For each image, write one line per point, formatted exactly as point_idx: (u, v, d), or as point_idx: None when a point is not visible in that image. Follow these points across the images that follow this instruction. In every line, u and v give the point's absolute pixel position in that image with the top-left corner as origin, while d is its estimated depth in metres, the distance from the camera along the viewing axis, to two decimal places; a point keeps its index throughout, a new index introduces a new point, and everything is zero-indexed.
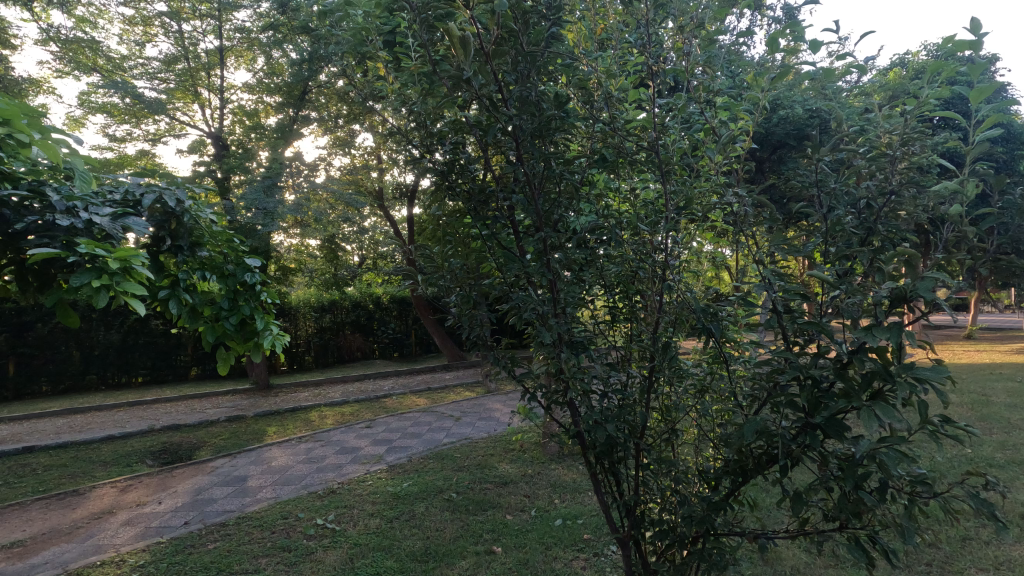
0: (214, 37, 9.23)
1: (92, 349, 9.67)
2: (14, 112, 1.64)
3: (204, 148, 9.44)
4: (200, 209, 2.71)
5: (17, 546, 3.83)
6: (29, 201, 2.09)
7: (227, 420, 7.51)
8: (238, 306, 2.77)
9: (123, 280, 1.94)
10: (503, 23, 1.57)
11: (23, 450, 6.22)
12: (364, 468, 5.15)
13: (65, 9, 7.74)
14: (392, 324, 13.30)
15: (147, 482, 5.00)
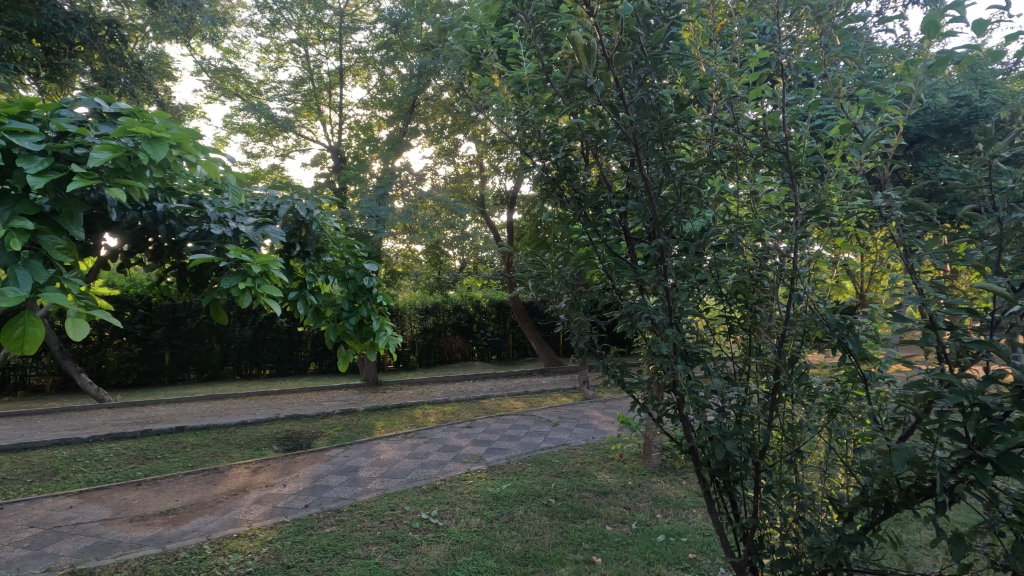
0: (336, 59, 10.01)
1: (230, 342, 10.87)
2: (188, 137, 1.74)
3: (325, 161, 10.27)
4: (327, 218, 2.96)
5: (171, 514, 4.37)
6: (190, 213, 2.39)
7: (340, 413, 8.08)
8: (356, 308, 2.94)
9: (263, 283, 2.16)
10: (626, 28, 1.55)
11: (175, 430, 7.12)
12: (465, 467, 5.30)
13: (215, 42, 8.79)
14: (491, 327, 13.61)
15: (274, 466, 5.51)
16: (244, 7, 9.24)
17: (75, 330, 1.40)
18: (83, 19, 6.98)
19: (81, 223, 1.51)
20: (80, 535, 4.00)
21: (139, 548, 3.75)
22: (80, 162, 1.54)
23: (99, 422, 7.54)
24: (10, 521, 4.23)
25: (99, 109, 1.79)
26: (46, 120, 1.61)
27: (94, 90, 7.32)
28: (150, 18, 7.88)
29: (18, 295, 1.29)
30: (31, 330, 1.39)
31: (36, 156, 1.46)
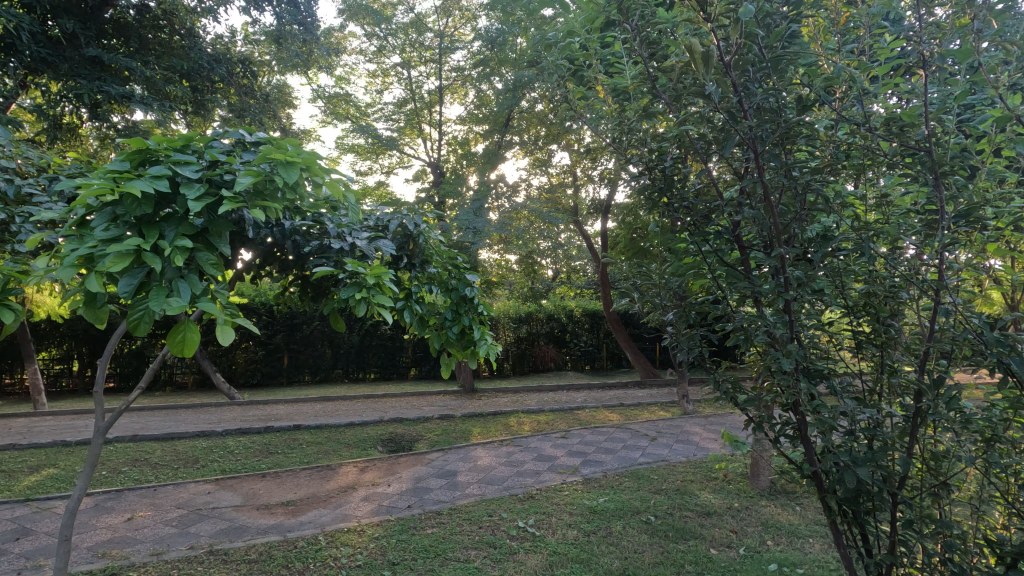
0: (435, 79, 10.49)
1: (339, 348, 11.69)
2: (315, 161, 1.87)
3: (425, 176, 10.77)
4: (431, 231, 3.12)
5: (291, 505, 4.76)
6: (312, 229, 2.60)
7: (439, 418, 8.38)
8: (459, 317, 3.03)
9: (376, 293, 2.30)
10: (746, 31, 1.51)
11: (293, 427, 7.76)
12: (561, 478, 5.27)
13: (329, 71, 9.57)
14: (584, 337, 13.48)
15: (379, 466, 5.83)
16: (354, 36, 9.98)
17: (224, 336, 1.57)
18: (222, 59, 7.93)
19: (227, 242, 1.70)
20: (216, 518, 4.47)
21: (264, 534, 4.12)
22: (228, 188, 1.74)
23: (230, 417, 8.39)
24: (162, 501, 4.82)
25: (242, 139, 2.00)
26: (202, 151, 1.83)
27: (230, 121, 8.24)
28: (276, 54, 8.75)
29: (179, 305, 1.48)
30: (190, 336, 1.58)
31: (193, 183, 1.67)
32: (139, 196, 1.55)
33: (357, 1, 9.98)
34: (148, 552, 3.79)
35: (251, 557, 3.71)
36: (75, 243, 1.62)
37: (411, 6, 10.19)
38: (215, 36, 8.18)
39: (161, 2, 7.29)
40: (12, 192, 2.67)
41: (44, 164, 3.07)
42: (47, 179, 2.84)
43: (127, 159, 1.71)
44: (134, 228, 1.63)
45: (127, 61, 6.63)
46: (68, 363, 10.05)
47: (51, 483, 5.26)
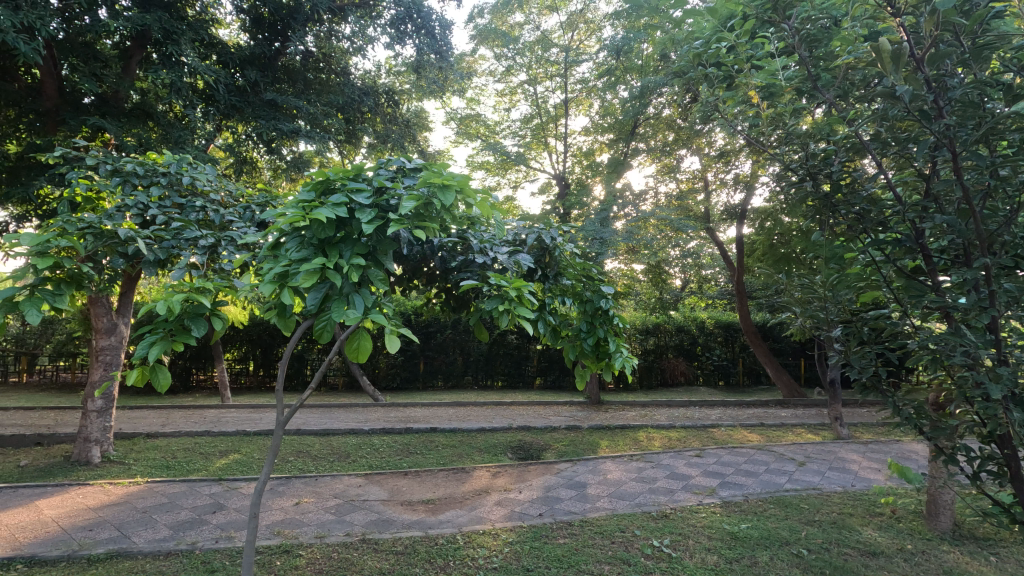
0: (561, 92, 10.64)
1: (470, 356, 12.25)
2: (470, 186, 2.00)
3: (551, 189, 10.93)
4: (566, 244, 3.17)
5: (431, 503, 5.06)
6: (456, 245, 2.75)
7: (566, 428, 8.40)
8: (594, 329, 3.01)
9: (518, 305, 2.38)
10: (940, 23, 1.54)
11: (430, 430, 8.27)
12: (697, 499, 5.01)
13: (461, 94, 10.17)
14: (718, 350, 12.76)
15: (510, 472, 5.98)
16: (484, 59, 10.47)
17: (391, 344, 1.72)
18: (370, 92, 8.80)
19: (392, 259, 1.89)
20: (367, 509, 4.90)
21: (409, 529, 4.42)
22: (393, 211, 1.92)
23: (374, 417, 9.15)
24: (322, 489, 5.39)
25: (403, 166, 2.20)
26: (370, 179, 2.04)
27: (376, 147, 9.11)
28: (415, 82, 9.48)
29: (355, 316, 1.68)
30: (362, 344, 1.77)
31: (365, 208, 1.87)
32: (323, 222, 1.78)
33: (487, 26, 10.46)
34: (312, 535, 4.26)
35: (399, 549, 4.02)
36: (272, 263, 1.89)
37: (537, 24, 10.49)
38: (363, 71, 9.07)
39: (320, 47, 8.27)
40: (218, 219, 3.20)
41: (239, 195, 3.63)
42: (244, 208, 3.37)
43: (313, 189, 1.96)
44: (318, 249, 1.86)
45: (295, 101, 7.61)
46: (245, 363, 11.66)
47: (236, 467, 6.13)
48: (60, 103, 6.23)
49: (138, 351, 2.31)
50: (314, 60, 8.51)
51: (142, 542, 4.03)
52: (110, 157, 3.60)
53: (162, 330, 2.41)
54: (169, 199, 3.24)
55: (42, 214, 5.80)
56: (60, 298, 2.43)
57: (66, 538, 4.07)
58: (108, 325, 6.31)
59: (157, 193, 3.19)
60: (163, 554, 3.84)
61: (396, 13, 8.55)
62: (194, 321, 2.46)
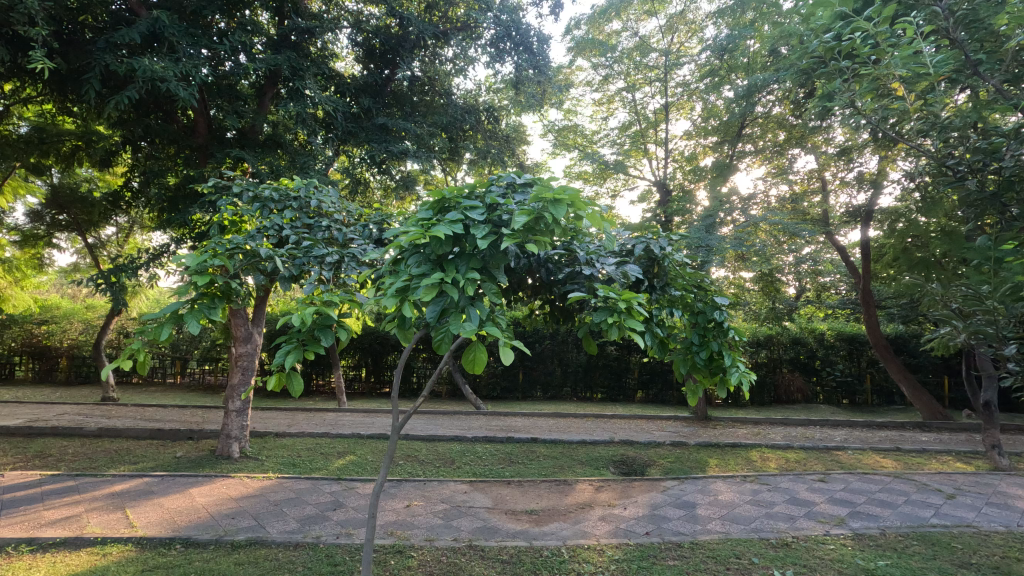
0: (661, 97, 10.37)
1: (568, 366, 12.18)
2: (581, 197, 2.00)
3: (651, 196, 10.63)
4: (676, 254, 3.07)
5: (535, 514, 5.07)
6: (563, 258, 2.75)
7: (671, 444, 8.08)
8: (707, 342, 2.89)
9: (628, 317, 2.33)
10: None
11: (531, 440, 8.32)
12: (823, 528, 4.59)
13: (558, 105, 10.25)
14: (841, 365, 11.66)
15: (614, 487, 5.85)
16: (582, 70, 10.48)
17: (505, 356, 1.75)
18: (472, 111, 9.15)
19: (505, 273, 1.94)
20: (473, 515, 5.02)
21: (514, 538, 4.46)
22: (506, 226, 1.97)
23: (477, 425, 9.38)
24: (431, 494, 5.61)
25: (513, 182, 2.24)
26: (482, 196, 2.11)
27: (476, 162, 9.46)
28: (513, 98, 9.70)
29: (472, 329, 1.73)
30: (479, 355, 1.82)
31: (479, 224, 1.93)
32: (441, 238, 1.85)
33: (585, 36, 10.45)
34: (423, 537, 4.43)
35: (504, 557, 4.07)
36: (393, 278, 2.01)
37: (635, 30, 10.33)
38: (465, 90, 9.44)
39: (426, 71, 8.76)
40: (341, 238, 3.46)
41: (358, 215, 3.91)
42: (363, 227, 3.63)
43: (431, 208, 2.06)
44: (436, 264, 1.94)
45: (403, 124, 8.07)
46: (359, 370, 12.48)
47: (353, 467, 6.56)
48: (209, 139, 7.13)
49: (276, 358, 2.56)
50: (420, 84, 9.01)
51: (275, 533, 4.43)
52: (251, 184, 4.03)
53: (295, 340, 2.64)
54: (300, 220, 3.57)
55: (196, 237, 6.64)
56: (214, 310, 2.74)
57: (214, 523, 4.57)
58: (246, 333, 7.05)
59: (290, 215, 3.52)
60: (293, 545, 4.19)
61: (495, 32, 8.81)
62: (323, 332, 2.68)
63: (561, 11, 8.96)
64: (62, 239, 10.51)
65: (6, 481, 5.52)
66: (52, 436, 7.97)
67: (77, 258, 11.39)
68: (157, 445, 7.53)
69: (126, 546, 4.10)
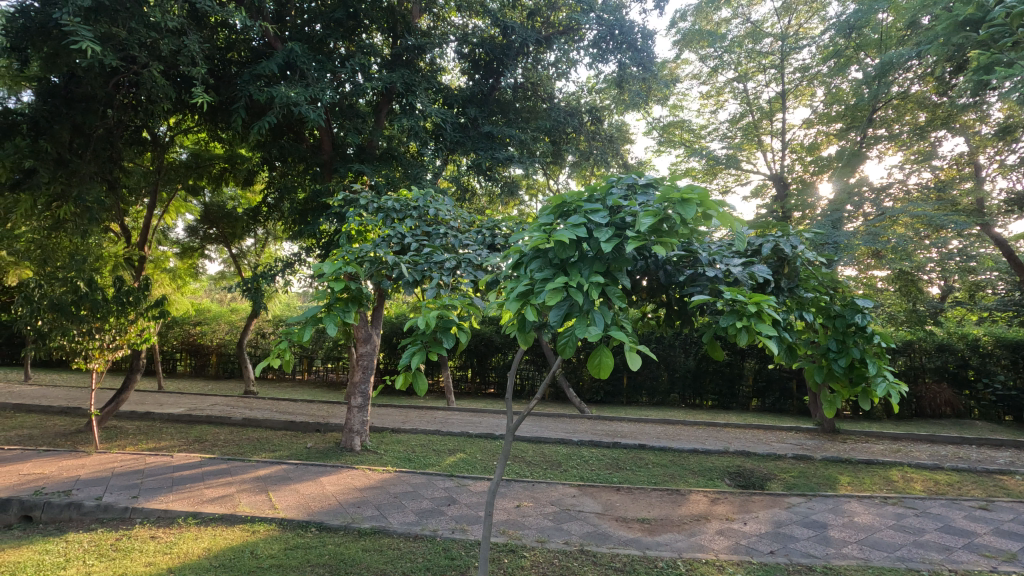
0: (777, 85, 9.69)
1: (675, 371, 11.71)
2: (709, 195, 1.92)
3: (766, 191, 9.94)
4: (809, 252, 2.85)
5: (647, 523, 4.93)
6: (684, 260, 2.65)
7: (794, 457, 7.49)
8: (847, 348, 2.65)
9: (759, 321, 2.19)
10: None
11: (639, 446, 8.11)
12: (988, 563, 4.01)
13: (662, 101, 9.94)
14: (1002, 377, 10.15)
15: (731, 500, 5.53)
16: (688, 63, 10.08)
17: (632, 361, 1.72)
18: (575, 113, 9.15)
19: (628, 276, 1.92)
20: (583, 520, 4.98)
21: (626, 546, 4.37)
22: (629, 228, 1.94)
23: (582, 429, 9.33)
24: (539, 495, 5.65)
25: (634, 183, 2.20)
26: (604, 198, 2.09)
27: (579, 164, 9.44)
28: (617, 97, 9.53)
29: (597, 333, 1.72)
30: (604, 360, 1.80)
31: (602, 227, 1.91)
32: (565, 242, 1.86)
33: (691, 28, 10.01)
34: (534, 538, 4.47)
35: (618, 565, 4.00)
36: (515, 282, 2.05)
37: (747, 16, 9.75)
38: (567, 93, 9.46)
39: (528, 78, 8.91)
40: (458, 244, 3.61)
41: (472, 221, 4.06)
42: (478, 233, 3.74)
43: (552, 213, 2.08)
44: (559, 269, 1.95)
45: (508, 130, 8.23)
46: (465, 371, 12.90)
47: (463, 465, 6.79)
48: (333, 155, 7.76)
49: (402, 359, 2.71)
50: (523, 91, 9.17)
51: (396, 523, 4.70)
52: (375, 197, 4.31)
53: (420, 342, 2.79)
54: (420, 228, 3.75)
55: (324, 246, 7.26)
56: (348, 314, 2.96)
57: (343, 511, 4.95)
58: (365, 335, 7.55)
59: (410, 224, 3.72)
60: (412, 537, 4.42)
61: (598, 32, 8.72)
62: (445, 334, 2.79)
63: (666, 4, 8.60)
64: (212, 251, 11.90)
65: (174, 461, 6.39)
66: (206, 423, 9.08)
67: (224, 267, 12.91)
68: (291, 435, 8.31)
69: (270, 525, 4.56)
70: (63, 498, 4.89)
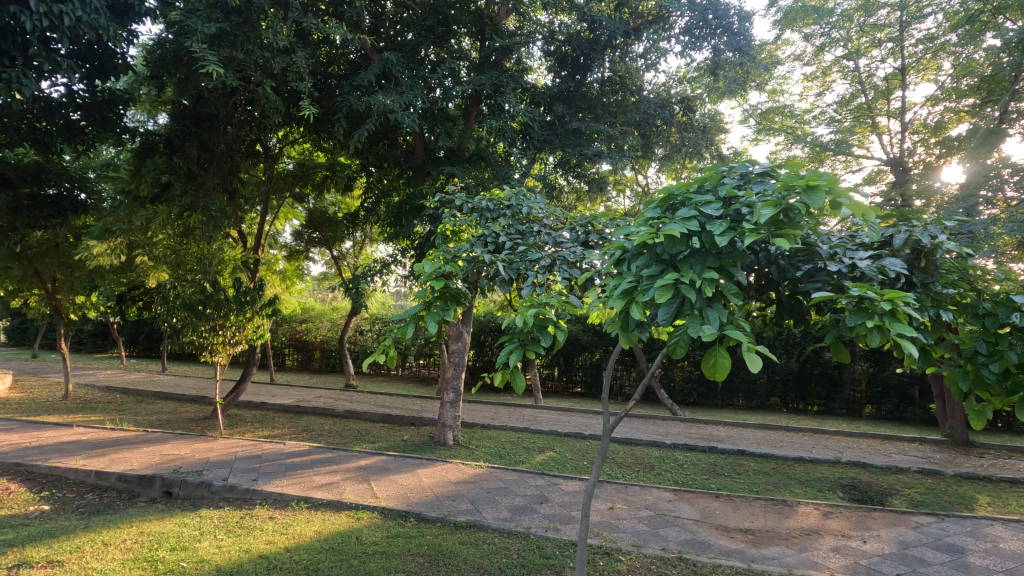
0: (895, 60, 8.79)
1: (776, 374, 10.98)
2: (841, 183, 1.77)
3: (882, 176, 9.05)
4: (950, 244, 2.55)
5: (751, 534, 4.65)
6: (802, 254, 2.47)
7: (920, 471, 6.76)
8: (1000, 352, 2.32)
9: (893, 320, 1.97)
10: None
11: (738, 452, 7.68)
12: None
13: (760, 87, 9.33)
14: None
15: (847, 515, 5.08)
16: (790, 43, 9.39)
17: (752, 363, 1.61)
18: (666, 104, 8.81)
19: (744, 271, 1.81)
20: (681, 527, 4.79)
21: (728, 557, 4.15)
22: (745, 220, 1.84)
23: (675, 432, 8.98)
24: (633, 498, 5.50)
25: (748, 172, 2.09)
26: (716, 189, 2.01)
27: (670, 157, 9.10)
28: (710, 84, 9.06)
29: (712, 332, 1.62)
30: (720, 361, 1.70)
31: (715, 219, 1.81)
32: (675, 236, 1.78)
33: (795, 5, 9.30)
34: (630, 542, 4.36)
35: None
36: (617, 279, 2.00)
37: None
38: (657, 84, 9.14)
39: (616, 71, 8.71)
40: (552, 242, 3.59)
41: (565, 218, 4.03)
42: (573, 231, 3.71)
43: (659, 206, 2.02)
44: (668, 265, 1.87)
45: (595, 126, 8.10)
46: (551, 369, 12.89)
47: (554, 464, 6.77)
48: (425, 159, 8.07)
49: (501, 357, 2.74)
50: (611, 86, 9.01)
51: (490, 518, 4.77)
52: (469, 197, 4.37)
53: (517, 339, 2.81)
54: (514, 227, 3.77)
55: (419, 246, 7.53)
56: (447, 312, 3.02)
57: (440, 503, 5.10)
58: (457, 332, 7.72)
59: (504, 223, 3.74)
60: (507, 533, 4.46)
61: (690, 19, 8.36)
62: (542, 332, 2.77)
63: None
64: (315, 253, 12.75)
65: (287, 448, 6.91)
66: (313, 414, 9.74)
67: (326, 269, 13.80)
68: (388, 428, 8.71)
69: (373, 514, 4.79)
70: (197, 477, 5.44)
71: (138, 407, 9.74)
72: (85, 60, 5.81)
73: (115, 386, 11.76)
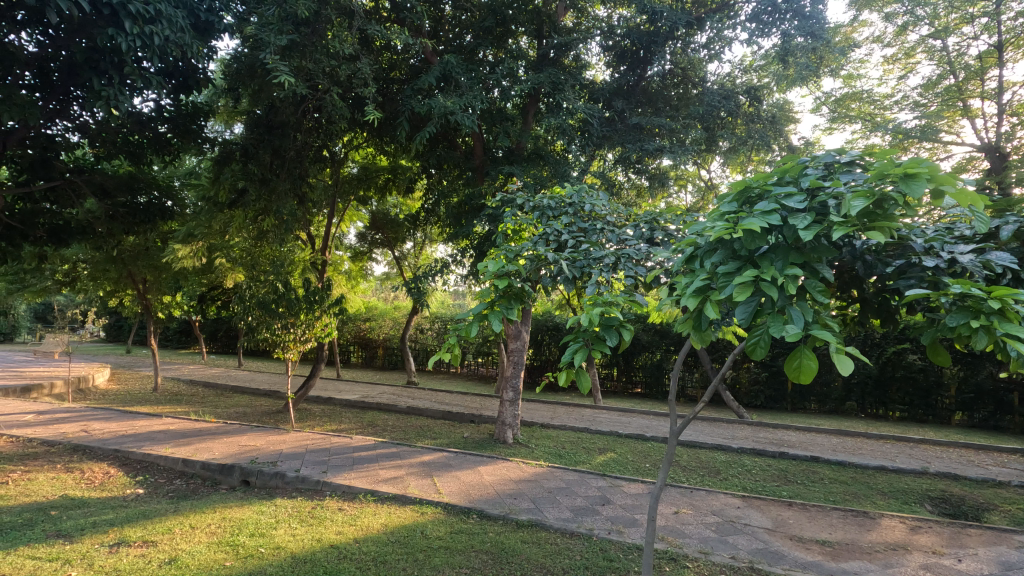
0: (991, 36, 8.07)
1: (852, 377, 10.33)
2: (945, 171, 1.64)
3: (974, 164, 8.34)
4: None
5: (829, 546, 4.39)
6: (893, 248, 2.30)
7: (1021, 486, 6.17)
8: None
9: (1004, 320, 1.78)
10: None
11: (811, 458, 7.29)
12: None
13: (834, 73, 8.83)
14: None
15: (938, 531, 4.70)
16: (868, 24, 8.82)
17: (843, 364, 1.50)
18: (732, 95, 8.49)
19: (831, 267, 1.70)
20: (751, 535, 4.59)
21: (804, 569, 3.93)
22: (831, 213, 1.73)
23: (742, 435, 8.64)
24: (699, 503, 5.33)
25: (833, 162, 1.98)
26: (798, 181, 1.90)
27: (735, 150, 8.77)
28: (779, 72, 8.65)
29: (797, 332, 1.53)
30: (806, 363, 1.60)
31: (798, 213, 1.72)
32: (754, 231, 1.69)
33: None
34: (697, 548, 4.22)
35: None
36: (689, 277, 1.93)
37: None
38: (721, 75, 8.82)
39: (678, 63, 8.48)
40: (616, 240, 3.52)
41: (629, 214, 3.94)
42: (638, 227, 3.62)
43: (735, 199, 1.93)
44: (745, 261, 1.79)
45: (657, 120, 7.90)
46: (610, 369, 12.70)
47: (615, 465, 6.67)
48: (484, 159, 8.14)
49: (565, 356, 2.70)
50: (671, 79, 8.78)
51: (552, 518, 4.75)
52: (530, 195, 4.34)
53: (582, 339, 2.77)
54: (576, 224, 3.71)
55: (478, 246, 7.61)
56: (511, 311, 3.01)
57: (501, 501, 5.13)
58: (516, 331, 7.74)
59: (566, 221, 3.69)
60: (569, 533, 4.43)
61: (758, 5, 8.01)
62: (608, 332, 2.72)
63: None
64: (378, 254, 13.15)
65: (354, 442, 7.16)
66: (376, 409, 10.06)
67: (388, 269, 14.22)
68: (448, 425, 8.86)
69: (436, 509, 4.88)
70: (272, 468, 5.73)
71: (218, 400, 10.38)
72: (171, 76, 6.22)
73: (197, 380, 12.57)
